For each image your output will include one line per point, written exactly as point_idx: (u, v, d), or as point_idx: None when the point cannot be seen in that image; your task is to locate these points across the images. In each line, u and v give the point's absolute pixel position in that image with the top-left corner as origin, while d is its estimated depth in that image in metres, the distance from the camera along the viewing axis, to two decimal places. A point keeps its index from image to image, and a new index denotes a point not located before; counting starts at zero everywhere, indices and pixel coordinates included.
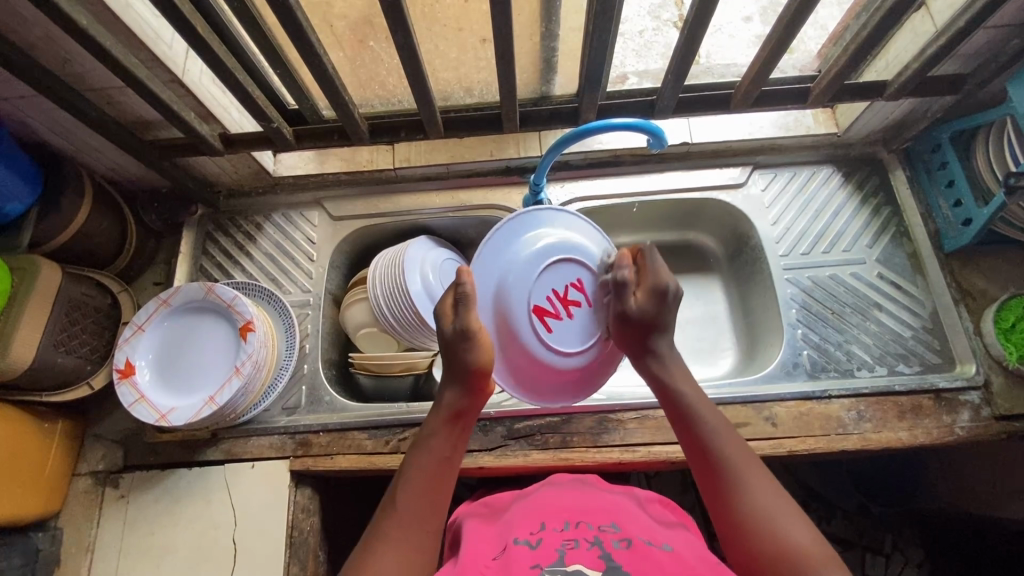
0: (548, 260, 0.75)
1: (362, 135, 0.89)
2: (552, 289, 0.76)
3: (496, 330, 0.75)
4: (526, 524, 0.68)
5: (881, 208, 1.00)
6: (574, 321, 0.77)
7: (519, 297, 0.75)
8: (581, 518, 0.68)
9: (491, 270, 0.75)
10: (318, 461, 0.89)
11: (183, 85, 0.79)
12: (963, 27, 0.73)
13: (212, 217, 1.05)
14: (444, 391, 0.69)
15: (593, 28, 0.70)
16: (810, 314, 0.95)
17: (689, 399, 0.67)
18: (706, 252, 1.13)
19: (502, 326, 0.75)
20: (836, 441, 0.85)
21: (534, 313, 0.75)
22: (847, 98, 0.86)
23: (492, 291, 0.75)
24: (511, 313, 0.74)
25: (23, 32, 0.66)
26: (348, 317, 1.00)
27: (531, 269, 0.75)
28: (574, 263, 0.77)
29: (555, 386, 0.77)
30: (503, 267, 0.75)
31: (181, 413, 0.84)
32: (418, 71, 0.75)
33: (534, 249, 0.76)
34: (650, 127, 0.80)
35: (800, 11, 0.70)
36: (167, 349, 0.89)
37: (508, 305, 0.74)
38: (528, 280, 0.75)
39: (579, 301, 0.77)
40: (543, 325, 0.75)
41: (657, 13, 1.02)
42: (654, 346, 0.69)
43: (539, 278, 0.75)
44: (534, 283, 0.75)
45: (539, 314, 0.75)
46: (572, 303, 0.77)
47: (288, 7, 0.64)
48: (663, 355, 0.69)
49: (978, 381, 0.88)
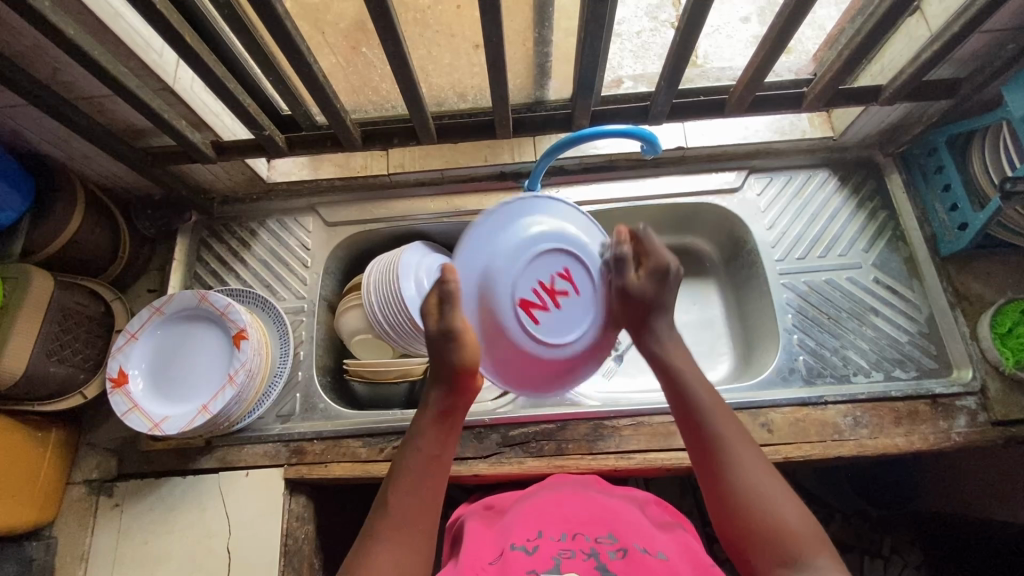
0: (538, 250, 0.69)
1: (355, 142, 0.88)
2: (538, 280, 0.69)
3: (480, 325, 0.67)
4: (525, 529, 0.68)
5: (877, 212, 1.00)
6: (562, 313, 0.71)
7: (506, 288, 0.67)
8: (579, 529, 0.68)
9: (477, 262, 0.66)
10: (312, 470, 0.89)
11: (174, 93, 0.78)
12: (957, 32, 0.72)
13: (207, 224, 1.05)
14: (431, 391, 0.67)
15: (585, 36, 0.70)
16: (806, 319, 0.95)
17: (687, 375, 0.69)
18: (702, 256, 1.13)
19: (487, 321, 0.67)
20: (832, 448, 0.85)
21: (520, 305, 0.68)
22: (841, 102, 0.85)
23: (476, 284, 0.67)
24: (497, 304, 0.67)
25: (11, 42, 0.66)
26: (343, 323, 0.99)
27: (521, 259, 0.68)
28: (564, 253, 0.71)
29: (543, 378, 0.71)
30: (488, 260, 0.67)
31: (174, 421, 0.83)
32: (409, 78, 0.75)
33: (528, 236, 0.69)
34: (644, 133, 0.80)
35: (791, 18, 0.70)
36: (167, 354, 0.89)
37: (494, 298, 0.67)
38: (514, 269, 0.67)
39: (567, 291, 0.71)
40: (531, 318, 0.69)
41: (655, 14, 1.03)
42: (652, 326, 0.71)
43: (528, 267, 0.68)
44: (521, 272, 0.68)
45: (526, 306, 0.68)
46: (560, 294, 0.71)
47: (277, 16, 0.64)
48: (660, 334, 0.71)
49: (975, 387, 0.87)
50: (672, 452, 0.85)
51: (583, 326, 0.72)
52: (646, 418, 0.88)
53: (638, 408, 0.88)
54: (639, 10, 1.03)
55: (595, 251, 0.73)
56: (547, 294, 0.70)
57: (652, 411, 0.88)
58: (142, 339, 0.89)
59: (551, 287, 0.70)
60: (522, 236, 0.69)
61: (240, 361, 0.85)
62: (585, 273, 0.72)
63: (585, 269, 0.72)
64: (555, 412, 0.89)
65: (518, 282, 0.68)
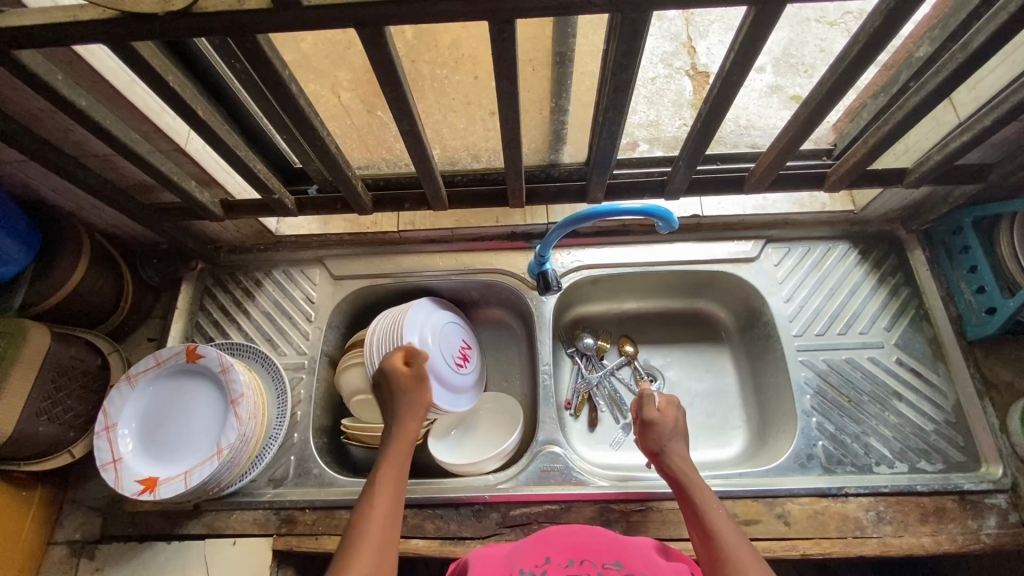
0: (160, 460, 0.83)
1: (365, 207, 0.85)
2: (163, 433, 0.85)
3: (166, 417, 0.86)
4: (534, 554, 0.65)
5: (899, 289, 0.96)
6: (178, 417, 0.86)
7: (161, 437, 0.84)
8: (587, 555, 0.64)
9: (152, 450, 0.83)
10: (302, 541, 0.85)
11: (185, 154, 0.77)
12: (990, 126, 0.68)
13: (212, 272, 1.04)
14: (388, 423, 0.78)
15: (603, 121, 0.67)
16: (825, 400, 0.90)
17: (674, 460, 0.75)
18: (717, 323, 1.09)
19: (168, 421, 0.85)
20: (853, 546, 0.80)
21: (167, 425, 0.85)
22: (865, 184, 0.83)
23: (156, 441, 0.84)
24: (157, 436, 0.84)
25: (25, 105, 0.65)
26: (344, 381, 0.95)
27: (160, 454, 0.83)
28: (168, 457, 0.83)
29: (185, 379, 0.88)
30: (162, 449, 0.83)
31: (178, 476, 0.80)
32: (424, 155, 0.72)
33: (164, 465, 0.82)
34: (660, 212, 0.79)
35: (818, 109, 0.66)
36: (158, 429, 0.85)
37: (163, 431, 0.85)
38: (158, 448, 0.84)
39: (177, 428, 0.85)
40: (173, 423, 0.85)
41: (670, 61, 1.08)
42: (676, 442, 0.76)
43: (163, 445, 0.84)
44: (160, 443, 0.84)
45: (165, 431, 0.85)
46: (173, 425, 0.85)
47: (292, 97, 0.61)
48: (669, 433, 0.77)
49: (1005, 485, 0.82)
50: (685, 543, 0.80)
51: (178, 418, 0.86)
52: (656, 503, 0.83)
53: (647, 493, 0.83)
54: (655, 57, 1.08)
55: (173, 457, 0.83)
56: (171, 412, 0.86)
57: (664, 496, 0.83)
58: (127, 462, 0.82)
59: (194, 438, 0.84)
60: (163, 462, 0.82)
61: (214, 363, 0.86)
62: (173, 451, 0.83)
63: (171, 454, 0.83)
64: (559, 493, 0.84)
65: (149, 415, 0.86)
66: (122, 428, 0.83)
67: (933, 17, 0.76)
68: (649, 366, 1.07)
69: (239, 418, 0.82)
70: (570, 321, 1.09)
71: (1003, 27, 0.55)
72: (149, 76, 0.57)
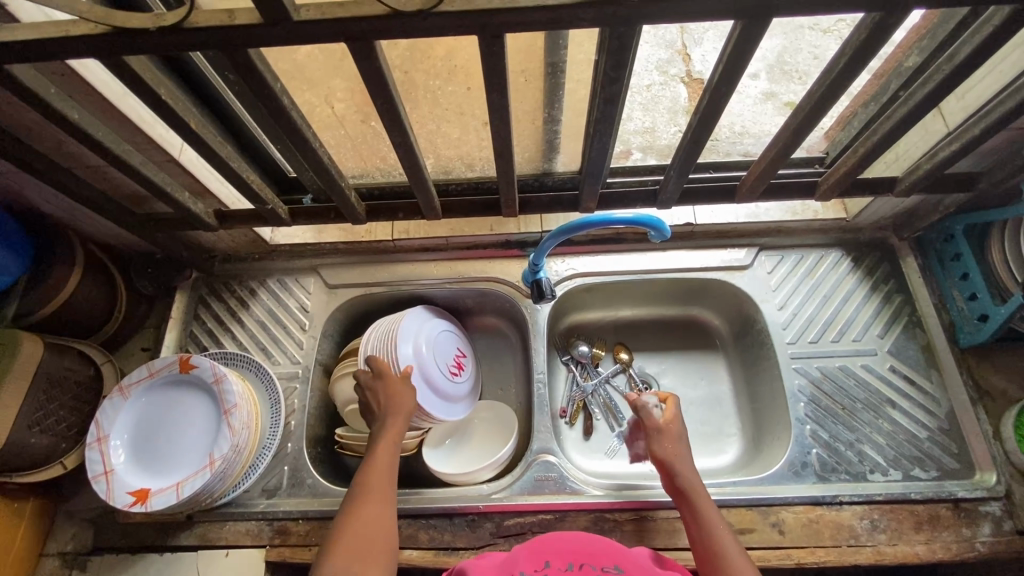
0: (152, 471, 0.82)
1: (359, 217, 0.86)
2: (155, 444, 0.84)
3: (159, 428, 0.86)
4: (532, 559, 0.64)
5: (892, 296, 0.96)
6: (171, 428, 0.85)
7: (153, 449, 0.84)
8: (586, 559, 0.64)
9: (144, 461, 0.83)
10: (295, 552, 0.84)
11: (179, 165, 0.77)
12: (977, 136, 0.69)
13: (206, 281, 1.04)
14: (377, 420, 0.80)
15: (594, 132, 0.68)
16: (819, 408, 0.91)
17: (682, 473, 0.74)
18: (711, 331, 1.09)
19: (162, 432, 0.85)
20: (848, 554, 0.80)
21: (160, 436, 0.85)
22: (856, 193, 0.83)
23: (149, 452, 0.84)
24: (149, 448, 0.84)
25: (18, 117, 0.65)
26: (337, 391, 0.95)
27: (152, 466, 0.83)
28: (161, 468, 0.83)
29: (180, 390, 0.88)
30: (154, 460, 0.83)
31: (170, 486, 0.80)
32: (417, 166, 0.73)
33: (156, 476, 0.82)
34: (651, 221, 0.79)
35: (808, 119, 0.66)
36: (151, 440, 0.84)
37: (155, 442, 0.84)
38: (150, 459, 0.83)
39: (169, 440, 0.85)
40: (167, 434, 0.85)
41: (664, 69, 1.08)
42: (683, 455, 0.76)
43: (155, 456, 0.84)
44: (153, 454, 0.84)
45: (157, 442, 0.85)
46: (166, 437, 0.85)
47: (284, 110, 0.61)
48: (678, 447, 0.76)
49: (999, 492, 0.82)
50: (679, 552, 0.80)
51: (171, 429, 0.85)
52: (650, 512, 0.83)
53: (641, 502, 0.83)
54: (650, 65, 1.08)
55: (165, 468, 0.83)
56: (163, 423, 0.86)
57: (659, 505, 0.83)
58: (118, 473, 0.81)
59: (186, 449, 0.84)
60: (155, 473, 0.82)
61: (207, 373, 0.86)
62: (165, 462, 0.83)
63: (163, 466, 0.83)
64: (553, 502, 0.84)
65: (142, 427, 0.85)
66: (115, 440, 0.83)
67: (921, 27, 0.77)
68: (644, 374, 1.07)
69: (232, 428, 0.82)
70: (565, 329, 1.09)
71: (987, 40, 0.55)
72: (141, 90, 0.58)
